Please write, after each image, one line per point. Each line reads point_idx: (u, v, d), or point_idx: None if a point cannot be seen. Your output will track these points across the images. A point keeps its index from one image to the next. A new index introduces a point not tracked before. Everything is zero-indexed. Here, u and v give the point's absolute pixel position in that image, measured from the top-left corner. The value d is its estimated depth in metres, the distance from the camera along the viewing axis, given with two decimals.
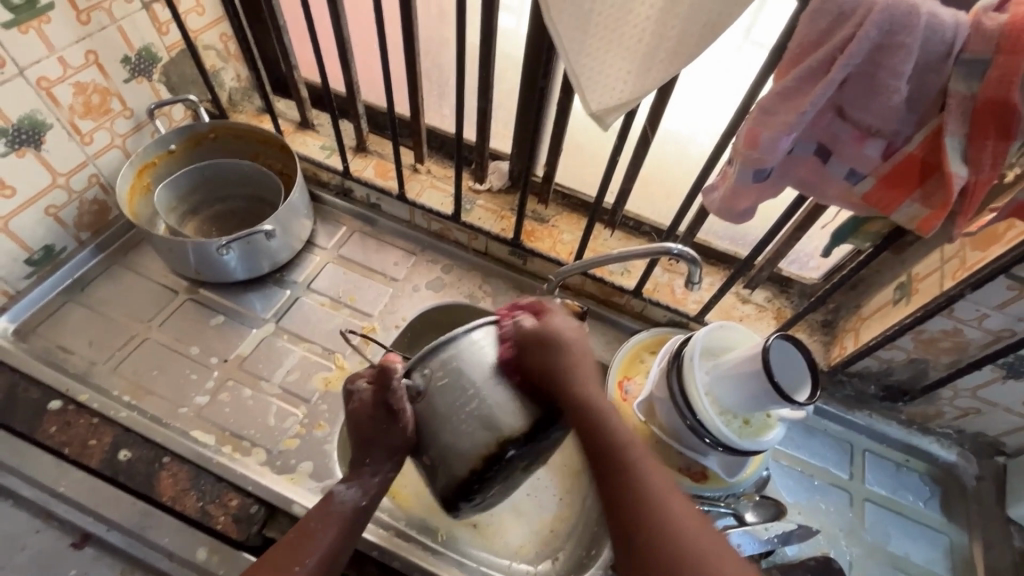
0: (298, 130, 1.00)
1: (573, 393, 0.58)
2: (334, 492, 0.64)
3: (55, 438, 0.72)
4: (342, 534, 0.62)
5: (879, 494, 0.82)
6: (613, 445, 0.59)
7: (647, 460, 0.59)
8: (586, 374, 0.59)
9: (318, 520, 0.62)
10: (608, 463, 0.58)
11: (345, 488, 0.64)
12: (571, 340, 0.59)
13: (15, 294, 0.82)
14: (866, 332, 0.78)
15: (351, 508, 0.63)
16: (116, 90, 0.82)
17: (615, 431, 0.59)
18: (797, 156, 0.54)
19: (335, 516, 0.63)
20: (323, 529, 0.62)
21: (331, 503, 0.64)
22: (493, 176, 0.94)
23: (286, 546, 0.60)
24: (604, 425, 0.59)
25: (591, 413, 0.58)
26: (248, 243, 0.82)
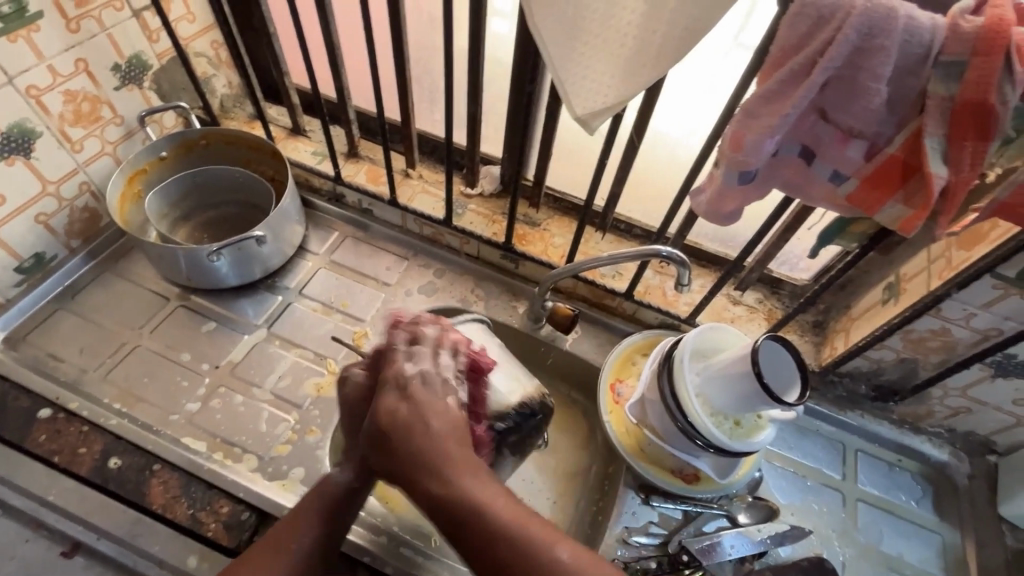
0: (290, 136, 1.00)
1: (429, 485, 0.51)
2: (329, 475, 0.65)
3: (45, 446, 0.71)
4: (339, 515, 0.64)
5: (872, 494, 0.82)
6: (480, 536, 0.48)
7: (525, 543, 0.48)
8: (443, 459, 0.52)
9: (315, 501, 0.63)
10: (485, 556, 0.48)
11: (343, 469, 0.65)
12: (399, 425, 0.54)
13: (6, 303, 0.81)
14: (856, 332, 0.78)
15: (344, 492, 0.64)
16: (107, 98, 0.82)
17: (483, 518, 0.49)
18: (782, 158, 0.54)
19: (329, 500, 0.63)
20: (317, 514, 0.63)
21: (325, 486, 0.64)
22: (485, 180, 0.95)
23: (282, 531, 0.62)
24: (470, 512, 0.49)
25: (450, 502, 0.50)
26: (239, 249, 0.82)
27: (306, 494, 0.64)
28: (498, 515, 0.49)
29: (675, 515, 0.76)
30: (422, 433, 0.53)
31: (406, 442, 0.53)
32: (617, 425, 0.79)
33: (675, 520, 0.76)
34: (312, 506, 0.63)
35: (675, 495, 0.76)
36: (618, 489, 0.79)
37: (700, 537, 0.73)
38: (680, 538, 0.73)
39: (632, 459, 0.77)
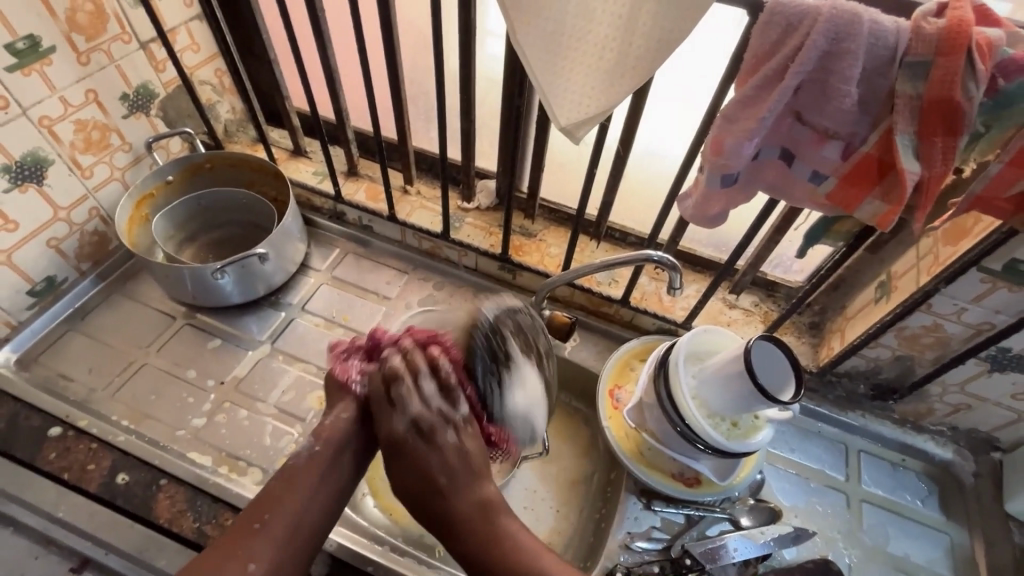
0: (292, 157, 1.04)
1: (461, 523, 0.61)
2: (297, 453, 0.64)
3: (55, 463, 0.73)
4: (317, 483, 0.63)
5: (876, 494, 0.81)
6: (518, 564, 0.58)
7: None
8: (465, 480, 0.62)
9: (290, 474, 0.62)
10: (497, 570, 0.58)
11: (303, 443, 0.65)
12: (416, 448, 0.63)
13: (18, 325, 0.84)
14: (851, 331, 0.78)
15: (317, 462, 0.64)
16: (115, 126, 0.86)
17: (517, 550, 0.59)
18: (763, 161, 0.56)
19: (299, 476, 0.62)
20: (289, 494, 0.61)
21: (292, 465, 0.63)
22: (481, 194, 0.97)
23: (253, 509, 0.60)
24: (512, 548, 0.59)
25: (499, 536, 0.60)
26: (243, 266, 0.85)
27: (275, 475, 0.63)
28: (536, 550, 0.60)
29: (677, 519, 0.76)
30: (457, 467, 0.63)
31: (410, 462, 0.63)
32: (616, 430, 0.80)
33: (678, 524, 0.76)
34: (285, 483, 0.62)
35: (677, 500, 0.76)
36: (621, 495, 0.79)
37: (703, 540, 0.72)
38: (682, 542, 0.72)
39: (633, 464, 0.77)
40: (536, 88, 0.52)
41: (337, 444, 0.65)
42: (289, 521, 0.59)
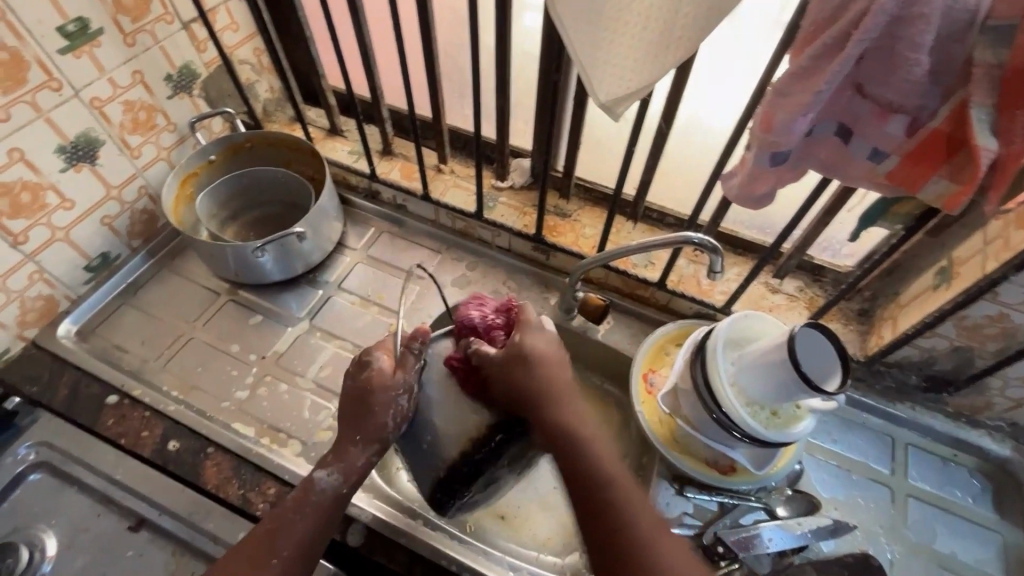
0: (328, 136, 1.05)
1: (547, 420, 0.60)
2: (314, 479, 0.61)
3: (112, 429, 0.77)
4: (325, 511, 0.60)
5: (923, 490, 0.78)
6: (589, 466, 0.59)
7: (626, 480, 0.59)
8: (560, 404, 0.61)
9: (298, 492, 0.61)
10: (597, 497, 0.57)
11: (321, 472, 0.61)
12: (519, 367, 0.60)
13: (77, 299, 0.88)
14: (905, 320, 0.74)
15: (330, 496, 0.61)
16: (160, 106, 0.88)
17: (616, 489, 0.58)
18: (817, 138, 0.52)
19: (314, 505, 0.60)
20: (297, 520, 0.59)
21: (307, 491, 0.61)
22: (515, 173, 0.96)
23: (259, 538, 0.58)
24: (586, 455, 0.59)
25: (565, 431, 0.60)
26: (281, 245, 0.87)
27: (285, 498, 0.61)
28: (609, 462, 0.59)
29: (710, 507, 0.76)
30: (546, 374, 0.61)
31: (546, 374, 0.61)
32: (650, 415, 0.79)
33: (710, 512, 0.76)
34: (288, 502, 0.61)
35: (711, 487, 0.75)
36: (653, 480, 0.79)
37: (737, 529, 0.71)
38: (714, 529, 0.72)
39: (666, 449, 0.76)
40: (573, 59, 0.49)
41: (353, 458, 0.61)
42: (303, 535, 0.58)
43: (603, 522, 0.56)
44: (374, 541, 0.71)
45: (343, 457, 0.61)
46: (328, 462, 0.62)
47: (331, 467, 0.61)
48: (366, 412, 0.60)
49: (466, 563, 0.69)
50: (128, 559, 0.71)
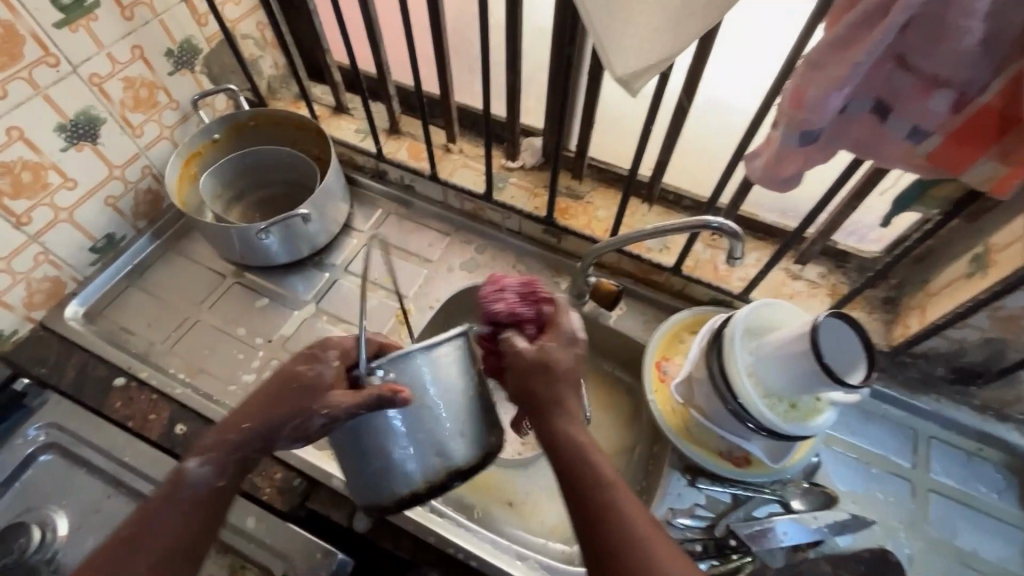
0: (333, 114, 1.02)
1: (546, 428, 0.53)
2: (185, 470, 0.52)
3: (122, 412, 0.78)
4: (197, 509, 0.52)
5: (945, 484, 0.75)
6: (577, 462, 0.51)
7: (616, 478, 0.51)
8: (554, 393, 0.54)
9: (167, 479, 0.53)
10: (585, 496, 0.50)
11: (196, 462, 0.53)
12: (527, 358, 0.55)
13: (84, 280, 0.87)
14: (934, 310, 0.70)
15: (202, 493, 0.53)
16: (162, 83, 0.86)
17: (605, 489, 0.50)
18: (851, 115, 0.49)
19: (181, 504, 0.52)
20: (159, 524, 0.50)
21: (178, 485, 0.52)
22: (526, 153, 0.93)
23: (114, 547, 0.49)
24: (584, 458, 0.51)
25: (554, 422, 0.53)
26: (286, 226, 0.85)
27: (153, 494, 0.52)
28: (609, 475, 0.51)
29: (723, 498, 0.73)
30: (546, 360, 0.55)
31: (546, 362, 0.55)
32: (662, 404, 0.77)
33: (723, 503, 0.73)
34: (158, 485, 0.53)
35: (725, 479, 0.73)
36: (664, 470, 0.77)
37: (750, 521, 0.70)
38: (727, 522, 0.70)
39: (679, 440, 0.74)
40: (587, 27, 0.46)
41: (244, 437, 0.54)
42: (160, 533, 0.50)
43: (597, 531, 0.49)
44: (382, 527, 0.71)
45: (225, 445, 0.54)
46: (205, 450, 0.54)
47: (207, 455, 0.53)
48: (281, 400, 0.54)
49: (473, 552, 0.68)
50: None
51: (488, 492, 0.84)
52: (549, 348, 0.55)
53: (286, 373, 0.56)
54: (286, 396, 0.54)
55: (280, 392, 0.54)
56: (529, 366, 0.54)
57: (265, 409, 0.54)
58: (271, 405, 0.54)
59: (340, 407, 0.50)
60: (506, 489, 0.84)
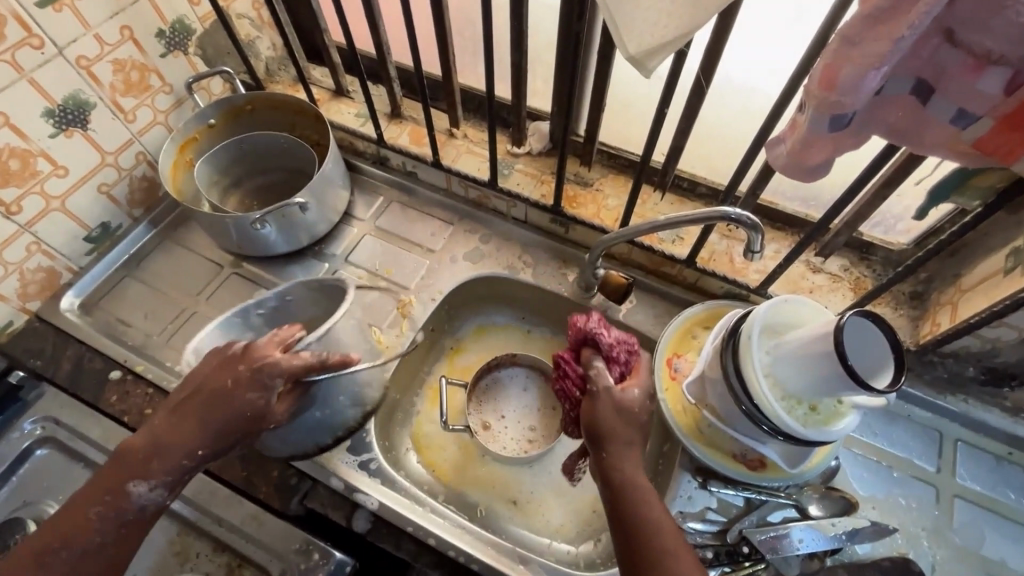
0: (333, 97, 0.98)
1: (611, 465, 0.58)
2: (131, 491, 0.53)
3: (116, 406, 0.76)
4: (133, 520, 0.54)
5: (972, 490, 0.71)
6: (626, 503, 0.56)
7: (664, 522, 0.55)
8: (618, 436, 0.59)
9: (108, 488, 0.53)
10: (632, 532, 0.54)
11: (142, 481, 0.54)
12: (607, 405, 0.60)
13: (79, 270, 0.85)
14: (965, 307, 0.65)
15: (150, 509, 0.55)
16: (154, 65, 0.83)
17: (652, 530, 0.54)
18: (888, 97, 0.44)
19: (121, 515, 0.54)
20: (98, 531, 0.53)
21: (123, 500, 0.54)
22: (533, 138, 0.88)
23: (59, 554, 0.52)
24: (634, 496, 0.56)
25: (613, 466, 0.58)
26: (283, 215, 0.82)
27: (88, 496, 0.54)
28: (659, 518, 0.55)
29: (736, 502, 0.70)
30: (624, 410, 0.60)
31: (620, 411, 0.60)
32: (673, 403, 0.73)
33: (736, 507, 0.70)
34: (97, 492, 0.54)
35: (737, 482, 0.70)
36: (673, 470, 0.73)
37: (764, 528, 0.67)
38: (740, 528, 0.67)
39: (689, 441, 0.71)
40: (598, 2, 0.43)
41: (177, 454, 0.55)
42: (100, 541, 0.53)
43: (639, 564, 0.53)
44: (381, 527, 0.69)
45: (170, 467, 0.55)
46: (150, 467, 0.54)
47: (157, 480, 0.54)
48: (216, 413, 0.55)
49: (474, 555, 0.66)
50: None
51: (492, 489, 0.81)
52: (630, 391, 0.61)
53: (225, 393, 0.56)
54: (226, 417, 0.56)
55: (220, 414, 0.56)
56: (614, 409, 0.60)
57: (205, 427, 0.55)
58: (209, 422, 0.56)
59: (282, 417, 0.60)
60: (510, 487, 0.82)
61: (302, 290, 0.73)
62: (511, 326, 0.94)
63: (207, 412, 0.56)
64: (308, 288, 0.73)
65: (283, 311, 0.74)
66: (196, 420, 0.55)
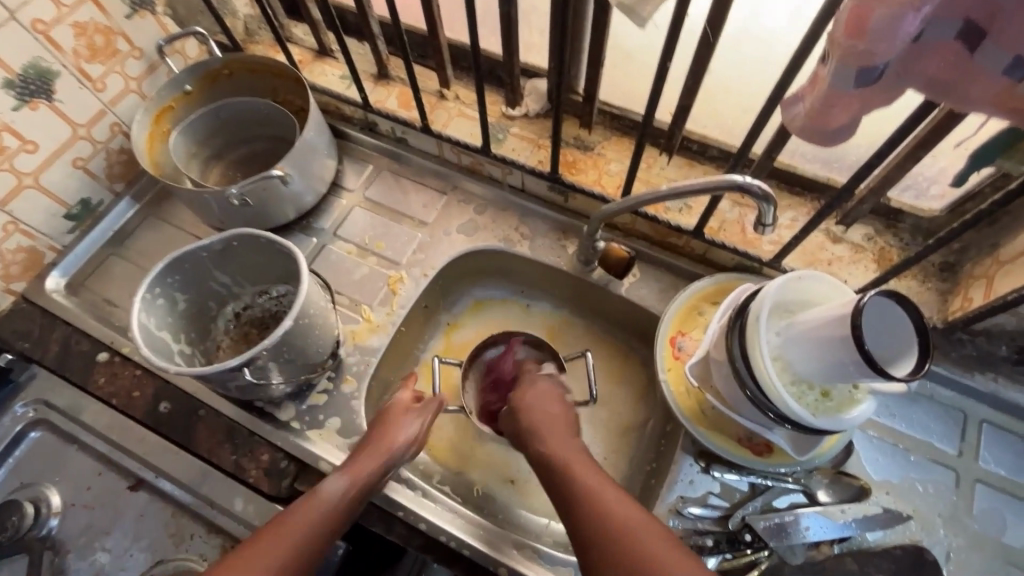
0: (316, 58, 0.92)
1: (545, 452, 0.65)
2: (322, 486, 0.60)
3: (104, 389, 0.74)
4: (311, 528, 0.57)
5: (995, 474, 0.67)
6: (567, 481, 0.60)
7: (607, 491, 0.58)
8: (548, 430, 0.67)
9: (307, 503, 0.58)
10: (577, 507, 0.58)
11: (332, 480, 0.61)
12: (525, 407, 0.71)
13: (63, 249, 0.83)
14: (1003, 281, 0.59)
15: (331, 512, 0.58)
16: (119, 28, 0.77)
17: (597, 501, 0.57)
18: (928, 45, 0.37)
19: (320, 511, 0.58)
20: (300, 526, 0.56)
21: (316, 497, 0.59)
22: (530, 98, 0.82)
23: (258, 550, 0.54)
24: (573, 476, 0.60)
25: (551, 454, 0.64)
26: (263, 189, 0.77)
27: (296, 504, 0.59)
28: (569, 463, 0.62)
29: (740, 487, 0.67)
30: (542, 411, 0.70)
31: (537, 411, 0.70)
32: (675, 385, 0.70)
33: (739, 492, 0.67)
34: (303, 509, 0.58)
35: (741, 467, 0.67)
36: (674, 453, 0.70)
37: (769, 514, 0.64)
38: (743, 514, 0.64)
39: (691, 424, 0.67)
40: None
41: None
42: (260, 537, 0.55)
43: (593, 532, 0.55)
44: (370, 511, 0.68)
45: (359, 479, 0.61)
46: (348, 472, 0.62)
47: (334, 481, 0.61)
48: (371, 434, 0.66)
49: (466, 541, 0.64)
50: (129, 519, 0.70)
51: (488, 468, 0.79)
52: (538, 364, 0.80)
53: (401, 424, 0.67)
54: (387, 436, 0.65)
55: (384, 431, 0.66)
56: (539, 406, 0.71)
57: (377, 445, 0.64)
58: (387, 443, 0.65)
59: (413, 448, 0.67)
60: (507, 467, 0.80)
61: (247, 239, 0.70)
62: (509, 301, 0.90)
63: (373, 432, 0.66)
64: (255, 242, 0.70)
65: (229, 256, 0.71)
66: (360, 453, 0.64)
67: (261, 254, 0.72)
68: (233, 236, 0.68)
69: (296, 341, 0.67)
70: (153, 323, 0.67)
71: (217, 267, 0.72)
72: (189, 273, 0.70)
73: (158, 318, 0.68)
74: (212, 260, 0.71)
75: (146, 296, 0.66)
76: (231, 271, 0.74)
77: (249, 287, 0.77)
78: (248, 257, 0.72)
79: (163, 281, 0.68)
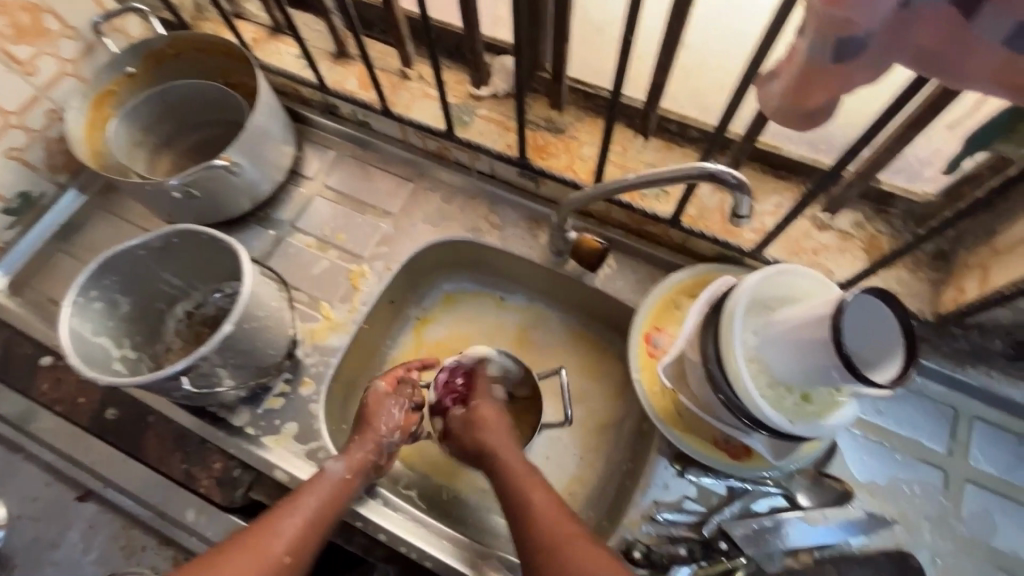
0: (271, 36, 0.85)
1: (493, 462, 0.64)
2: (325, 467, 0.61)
3: (48, 395, 0.71)
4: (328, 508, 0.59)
5: (986, 474, 0.63)
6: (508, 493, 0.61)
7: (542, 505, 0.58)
8: (493, 439, 0.65)
9: (312, 485, 0.60)
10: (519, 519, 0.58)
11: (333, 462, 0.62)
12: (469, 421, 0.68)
13: (4, 246, 0.78)
14: (999, 273, 0.54)
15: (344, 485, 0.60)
16: (47, 5, 0.71)
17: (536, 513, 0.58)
18: (918, 10, 0.32)
19: (327, 487, 0.59)
20: (312, 499, 0.58)
21: (322, 476, 0.60)
22: (497, 76, 0.76)
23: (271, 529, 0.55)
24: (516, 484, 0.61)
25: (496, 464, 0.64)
26: (210, 181, 0.72)
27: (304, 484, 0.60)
28: (516, 465, 0.63)
29: (718, 490, 0.64)
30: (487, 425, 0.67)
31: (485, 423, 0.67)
32: (649, 385, 0.66)
33: (716, 496, 0.63)
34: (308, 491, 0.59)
35: (717, 469, 0.63)
36: (649, 455, 0.67)
37: (746, 521, 0.61)
38: (718, 520, 0.61)
39: (665, 426, 0.64)
40: None
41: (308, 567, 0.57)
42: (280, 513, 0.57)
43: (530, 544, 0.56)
44: None
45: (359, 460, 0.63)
46: (348, 456, 0.63)
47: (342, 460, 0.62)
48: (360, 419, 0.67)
49: (427, 553, 0.62)
50: (77, 531, 0.67)
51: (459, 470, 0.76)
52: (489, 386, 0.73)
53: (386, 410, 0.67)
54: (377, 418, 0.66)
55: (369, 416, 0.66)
56: (491, 431, 0.67)
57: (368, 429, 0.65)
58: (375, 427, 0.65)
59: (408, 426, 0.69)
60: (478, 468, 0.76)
61: (188, 236, 0.65)
62: (482, 295, 0.85)
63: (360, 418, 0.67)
64: (193, 239, 0.65)
65: (170, 254, 0.67)
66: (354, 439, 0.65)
67: (204, 251, 0.67)
68: (173, 232, 0.63)
69: (244, 343, 0.63)
70: (89, 329, 0.63)
71: (159, 265, 0.67)
72: (128, 273, 0.66)
73: (96, 322, 0.64)
74: (153, 258, 0.66)
75: (78, 300, 0.62)
76: (178, 270, 0.70)
77: (201, 284, 0.73)
78: (190, 253, 0.67)
79: (99, 283, 0.63)
